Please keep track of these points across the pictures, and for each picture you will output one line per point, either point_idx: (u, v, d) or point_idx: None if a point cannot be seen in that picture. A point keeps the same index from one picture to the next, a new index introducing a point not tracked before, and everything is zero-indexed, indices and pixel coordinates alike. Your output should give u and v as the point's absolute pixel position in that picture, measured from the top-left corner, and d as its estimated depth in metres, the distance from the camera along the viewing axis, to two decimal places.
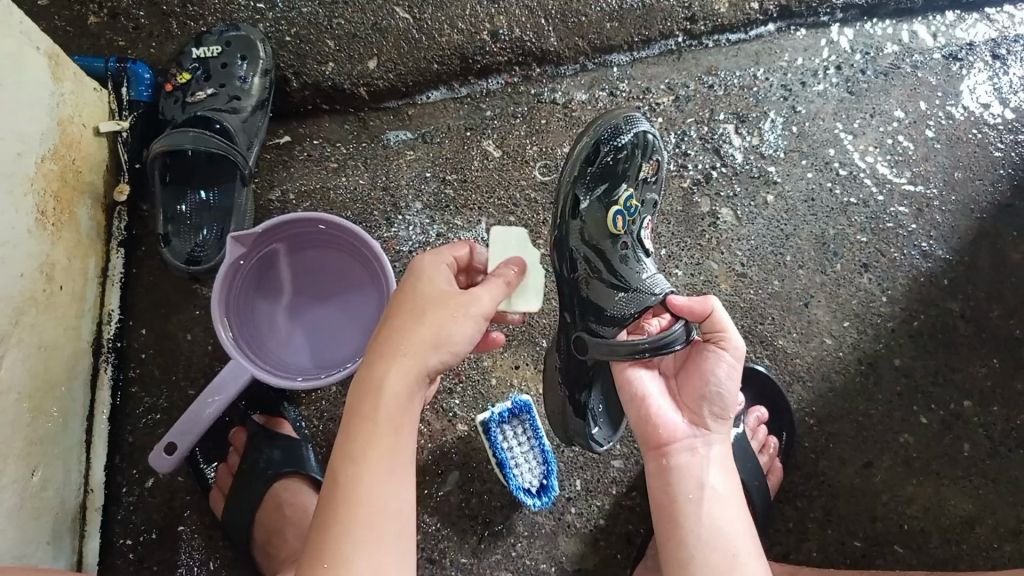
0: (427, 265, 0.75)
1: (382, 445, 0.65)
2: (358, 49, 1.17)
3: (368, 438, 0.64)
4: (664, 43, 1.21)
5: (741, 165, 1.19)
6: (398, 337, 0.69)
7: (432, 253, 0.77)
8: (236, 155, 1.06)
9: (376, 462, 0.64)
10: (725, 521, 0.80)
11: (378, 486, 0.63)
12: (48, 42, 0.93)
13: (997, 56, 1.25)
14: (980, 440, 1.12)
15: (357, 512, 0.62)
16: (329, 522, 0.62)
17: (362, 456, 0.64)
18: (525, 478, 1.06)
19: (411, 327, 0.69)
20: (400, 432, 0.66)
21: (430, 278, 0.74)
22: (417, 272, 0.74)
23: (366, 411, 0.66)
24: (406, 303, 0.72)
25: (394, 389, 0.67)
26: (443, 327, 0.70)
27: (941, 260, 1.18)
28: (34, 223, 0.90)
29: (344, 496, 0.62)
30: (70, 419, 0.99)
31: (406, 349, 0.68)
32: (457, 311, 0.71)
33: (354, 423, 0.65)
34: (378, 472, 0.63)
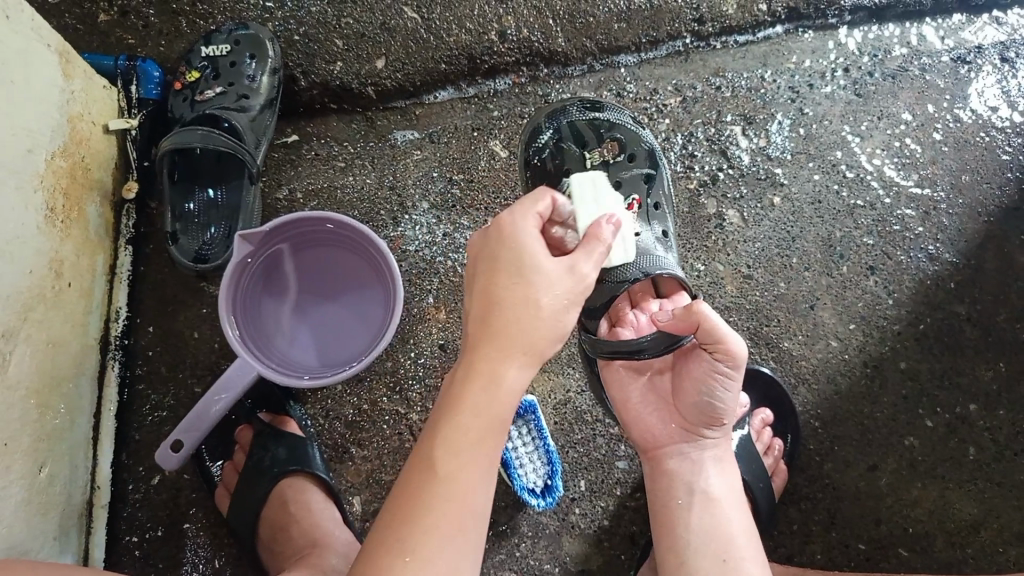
0: (526, 234, 0.71)
1: (489, 445, 0.65)
2: (366, 48, 1.17)
3: (481, 437, 0.65)
4: (672, 44, 1.21)
5: (748, 167, 1.19)
6: (515, 329, 0.67)
7: (525, 215, 0.73)
8: (244, 153, 1.07)
9: (479, 460, 0.64)
10: (713, 526, 0.83)
11: (478, 488, 0.63)
12: (58, 39, 0.93)
13: (1005, 59, 1.24)
14: (986, 444, 1.12)
15: (451, 510, 0.62)
16: (422, 511, 0.61)
17: (468, 453, 0.63)
18: (530, 477, 1.08)
19: (529, 320, 0.68)
20: (502, 435, 0.66)
21: (537, 253, 0.70)
22: (522, 244, 0.70)
23: (480, 405, 0.65)
24: (518, 281, 0.69)
25: (509, 389, 0.67)
26: (560, 323, 0.69)
27: (948, 263, 1.17)
28: (43, 220, 0.90)
29: (444, 490, 0.62)
30: (77, 415, 0.99)
31: (525, 345, 0.67)
32: (566, 300, 0.69)
33: (471, 415, 0.65)
34: (478, 474, 0.64)
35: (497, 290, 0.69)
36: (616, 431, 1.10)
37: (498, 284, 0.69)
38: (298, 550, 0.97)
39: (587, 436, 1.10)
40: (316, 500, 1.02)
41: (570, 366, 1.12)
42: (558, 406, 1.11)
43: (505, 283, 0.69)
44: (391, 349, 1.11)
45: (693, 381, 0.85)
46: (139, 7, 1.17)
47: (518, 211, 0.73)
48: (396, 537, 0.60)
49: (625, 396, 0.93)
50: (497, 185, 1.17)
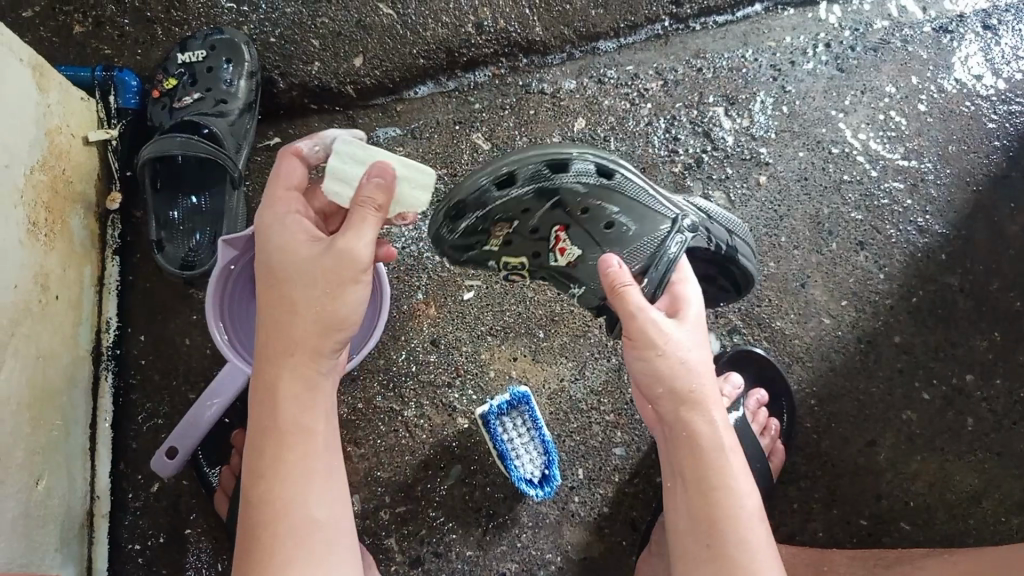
0: (274, 235, 0.75)
1: (294, 450, 0.72)
2: (344, 47, 1.16)
3: (277, 451, 0.72)
4: (650, 28, 1.21)
5: (732, 147, 1.19)
6: (277, 347, 0.73)
7: (282, 204, 0.77)
8: (225, 158, 1.06)
9: (290, 468, 0.72)
10: (694, 506, 0.75)
11: (296, 491, 0.71)
12: (32, 54, 0.93)
13: (987, 26, 1.24)
14: (983, 414, 1.12)
15: (286, 531, 0.70)
16: (258, 535, 0.71)
17: (276, 472, 0.71)
18: (527, 469, 1.07)
19: (289, 321, 0.72)
20: (306, 426, 0.73)
21: (297, 247, 0.73)
22: (274, 243, 0.74)
23: (268, 421, 0.73)
24: (278, 293, 0.73)
25: (285, 394, 0.73)
26: (322, 308, 0.72)
27: (937, 234, 1.17)
28: (25, 234, 0.91)
29: (272, 505, 0.71)
30: (73, 427, 1.00)
31: (291, 352, 0.72)
32: (333, 293, 0.71)
33: (262, 436, 0.73)
34: (298, 480, 0.72)
35: (266, 303, 0.74)
36: (611, 417, 1.10)
37: (270, 300, 0.73)
38: None
39: (583, 424, 1.10)
40: None
41: (563, 356, 1.12)
42: (552, 395, 1.11)
43: (273, 299, 0.73)
44: (382, 347, 1.12)
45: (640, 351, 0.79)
46: (114, 17, 1.17)
47: (269, 211, 0.77)
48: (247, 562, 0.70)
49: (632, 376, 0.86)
50: None
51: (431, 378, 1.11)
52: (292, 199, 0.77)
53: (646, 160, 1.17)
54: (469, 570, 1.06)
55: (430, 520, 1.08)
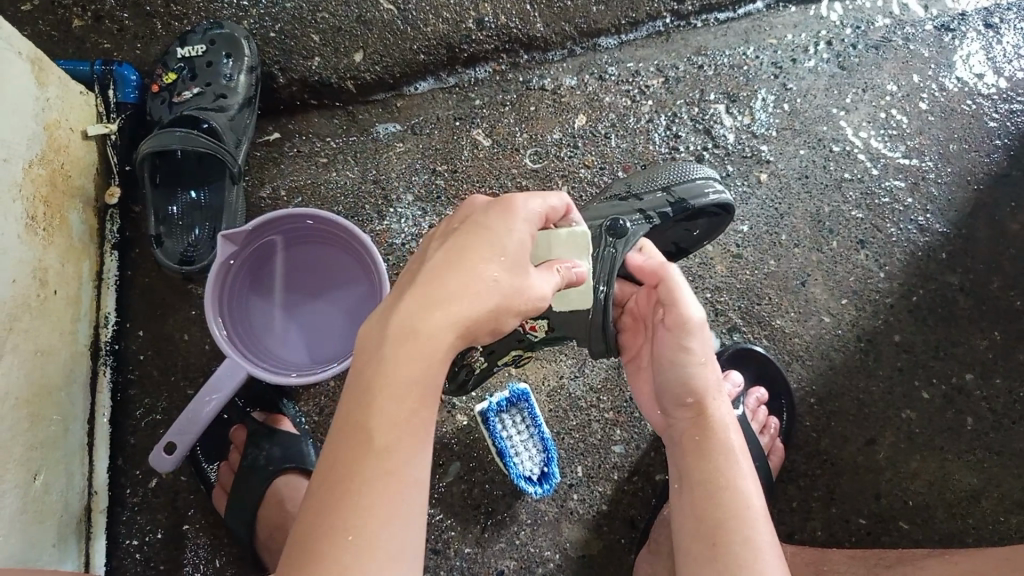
0: (515, 214, 0.67)
1: (411, 415, 0.58)
2: (344, 42, 1.16)
3: (413, 403, 0.58)
4: (652, 25, 1.20)
5: (733, 145, 1.18)
6: (450, 300, 0.61)
7: (528, 199, 0.69)
8: (225, 153, 1.06)
9: (415, 431, 0.58)
10: (700, 502, 0.75)
11: (407, 458, 0.57)
12: (31, 48, 0.93)
13: (990, 25, 1.23)
14: (983, 413, 1.12)
15: (387, 500, 0.55)
16: (339, 489, 0.55)
17: (400, 427, 0.57)
18: (526, 466, 1.06)
19: (464, 290, 0.62)
20: (429, 396, 0.59)
21: (519, 230, 0.67)
22: (512, 218, 0.67)
23: (413, 366, 0.59)
24: (485, 258, 0.64)
25: (442, 352, 0.60)
26: (504, 306, 0.64)
27: (938, 233, 1.17)
28: (24, 229, 0.90)
29: (371, 465, 0.55)
30: (71, 423, 0.99)
31: (465, 317, 0.62)
32: (525, 304, 0.65)
33: (387, 385, 0.58)
34: (408, 446, 0.57)
35: (450, 257, 0.64)
36: (611, 415, 1.10)
37: (461, 253, 0.64)
38: None
39: (582, 422, 1.10)
40: None
41: (563, 353, 1.12)
42: (552, 393, 1.11)
43: (471, 254, 0.64)
44: None
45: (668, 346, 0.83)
46: (113, 12, 1.17)
47: (527, 198, 0.69)
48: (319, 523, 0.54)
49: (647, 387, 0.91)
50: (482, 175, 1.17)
51: None
52: (550, 201, 0.71)
53: (646, 157, 1.17)
54: (467, 568, 1.06)
55: (429, 516, 1.07)
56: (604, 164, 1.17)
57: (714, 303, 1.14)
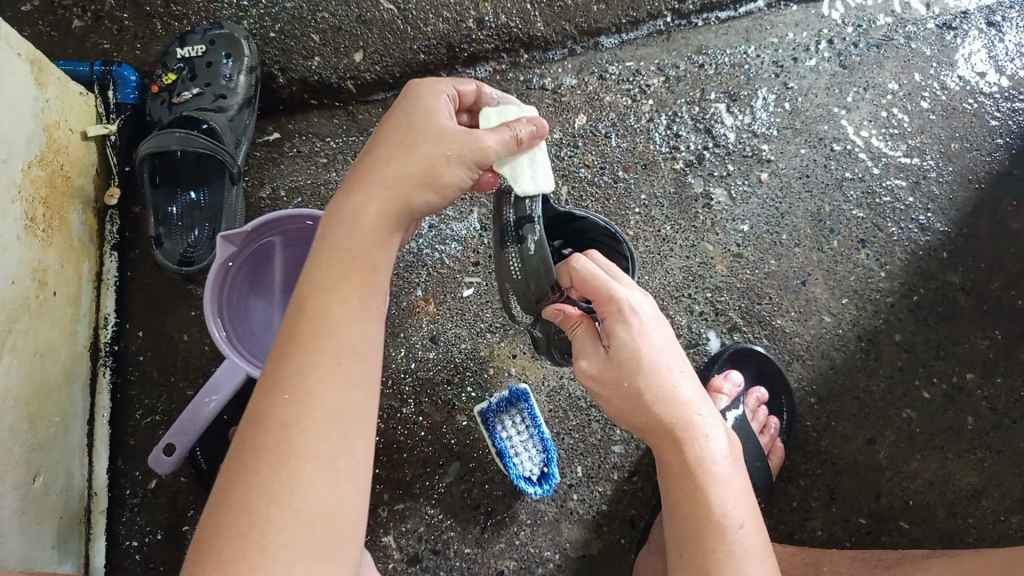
0: (426, 92, 0.74)
1: (358, 280, 0.64)
2: (344, 41, 1.16)
3: (345, 272, 0.64)
4: (653, 24, 1.20)
5: (734, 144, 1.18)
6: (379, 169, 0.68)
7: (439, 85, 0.76)
8: (224, 154, 1.05)
9: (349, 298, 0.63)
10: (678, 516, 0.73)
11: (349, 327, 0.62)
12: (30, 48, 0.93)
13: (992, 23, 1.23)
14: (984, 413, 1.11)
15: (329, 394, 0.59)
16: (270, 420, 0.58)
17: (339, 294, 0.63)
18: (526, 466, 1.07)
19: (395, 162, 0.68)
20: (377, 271, 0.66)
21: (432, 103, 0.73)
22: (420, 97, 0.73)
23: (342, 240, 0.65)
24: (406, 130, 0.70)
25: (377, 230, 0.67)
26: (440, 168, 0.69)
27: (939, 232, 1.16)
28: (23, 230, 0.90)
29: (314, 331, 0.61)
30: (70, 423, 1.00)
31: (393, 181, 0.68)
32: (453, 149, 0.69)
33: (332, 256, 0.64)
34: (349, 316, 0.62)
35: (379, 142, 0.70)
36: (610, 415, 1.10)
37: (380, 135, 0.71)
38: None
39: (582, 422, 1.10)
40: None
41: None
42: (552, 393, 1.11)
43: (394, 135, 0.70)
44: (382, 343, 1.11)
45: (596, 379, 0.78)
46: (113, 12, 1.17)
47: (439, 82, 0.76)
48: (250, 459, 0.57)
49: None
50: None
51: (430, 375, 1.11)
52: (457, 84, 0.77)
53: (646, 156, 1.17)
54: (467, 567, 1.06)
55: (428, 516, 1.07)
56: (604, 164, 1.17)
57: (715, 303, 1.14)
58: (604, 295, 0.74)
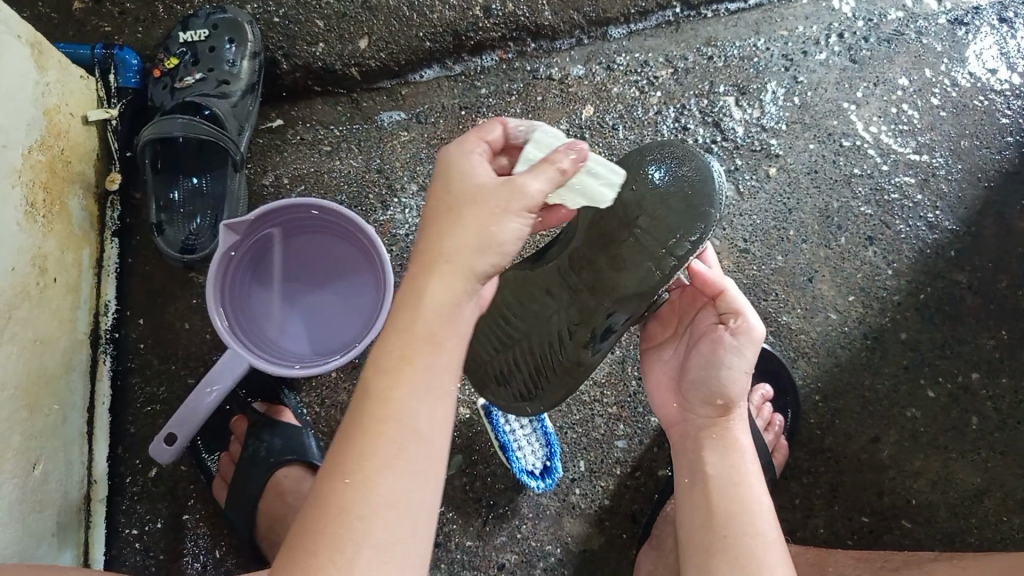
0: (454, 156, 0.70)
1: (421, 356, 0.62)
2: (349, 28, 1.14)
3: (405, 356, 0.62)
4: (662, 14, 1.18)
5: (742, 138, 1.17)
6: (435, 248, 0.65)
7: (468, 140, 0.72)
8: (227, 141, 1.04)
9: (409, 379, 0.62)
10: (718, 500, 0.80)
11: (410, 406, 0.61)
12: (31, 31, 0.91)
13: (1004, 19, 1.22)
14: (988, 412, 1.11)
15: (383, 478, 0.58)
16: (325, 506, 0.58)
17: (396, 371, 0.62)
18: (528, 460, 1.07)
19: (448, 230, 0.66)
20: (438, 347, 0.63)
21: (471, 168, 0.69)
22: (462, 161, 0.69)
23: (402, 324, 0.64)
24: (442, 203, 0.67)
25: (434, 302, 0.64)
26: (484, 226, 0.65)
27: (947, 230, 1.16)
28: (23, 216, 0.89)
29: (377, 409, 0.60)
30: (70, 412, 0.99)
31: (447, 259, 0.65)
32: (495, 206, 0.65)
33: (395, 334, 0.63)
34: (412, 393, 0.61)
35: (427, 214, 0.69)
36: (614, 410, 1.09)
37: (429, 202, 0.69)
38: None
39: (585, 416, 1.09)
40: None
41: None
42: None
43: (438, 208, 0.68)
44: None
45: (707, 354, 0.85)
46: None
47: (465, 137, 0.73)
48: (309, 521, 0.58)
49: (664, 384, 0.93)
50: None
51: None
52: (485, 135, 0.74)
53: None
54: (468, 561, 1.06)
55: None
56: (611, 156, 1.15)
57: None
58: (719, 290, 0.87)
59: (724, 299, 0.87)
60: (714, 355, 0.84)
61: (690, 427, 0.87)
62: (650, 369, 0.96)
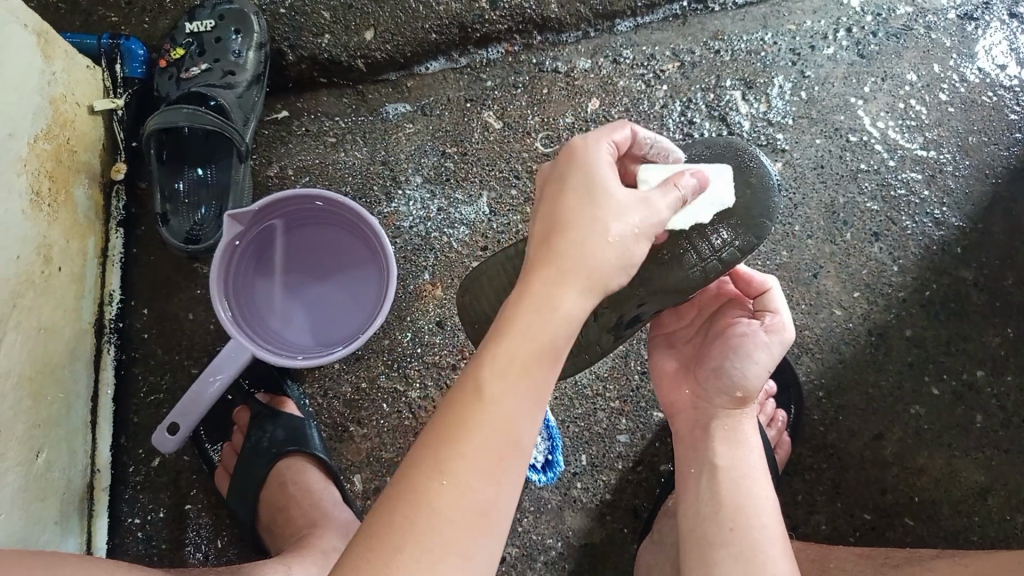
0: (597, 158, 0.69)
1: (540, 367, 0.61)
2: (354, 19, 1.14)
3: (530, 364, 0.60)
4: (669, 8, 1.18)
5: (748, 133, 1.16)
6: (578, 256, 0.64)
7: (600, 138, 0.72)
8: (232, 132, 1.03)
9: (527, 391, 0.60)
10: (726, 490, 0.81)
11: (523, 417, 0.59)
12: (37, 20, 0.91)
13: (1014, 15, 1.21)
14: (994, 410, 1.10)
15: (480, 487, 0.57)
16: (421, 501, 0.56)
17: (516, 377, 0.60)
18: (530, 453, 1.08)
19: (588, 241, 0.64)
20: (554, 361, 0.62)
21: (606, 173, 0.68)
22: (598, 166, 0.69)
23: (531, 328, 0.61)
24: (579, 207, 0.66)
25: (561, 316, 0.62)
26: (619, 246, 0.65)
27: (954, 227, 1.15)
28: (28, 205, 0.89)
29: (487, 411, 0.58)
30: (73, 400, 0.99)
31: (584, 273, 0.64)
32: (632, 227, 0.66)
33: (519, 334, 0.61)
34: (524, 401, 0.60)
35: (563, 211, 0.66)
36: (617, 404, 1.09)
37: (559, 202, 0.67)
38: (297, 529, 0.97)
39: (587, 410, 1.09)
40: (314, 480, 1.01)
41: None
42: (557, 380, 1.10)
43: (574, 210, 0.66)
44: (388, 327, 1.10)
45: (734, 345, 0.86)
46: None
47: (602, 135, 0.72)
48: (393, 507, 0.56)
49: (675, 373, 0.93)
50: (491, 158, 1.15)
51: (437, 359, 1.09)
52: (616, 134, 0.74)
53: None
54: None
55: None
56: None
57: None
58: (761, 291, 0.90)
59: (768, 299, 0.89)
60: (744, 346, 0.85)
61: (704, 417, 0.87)
62: (660, 354, 0.96)
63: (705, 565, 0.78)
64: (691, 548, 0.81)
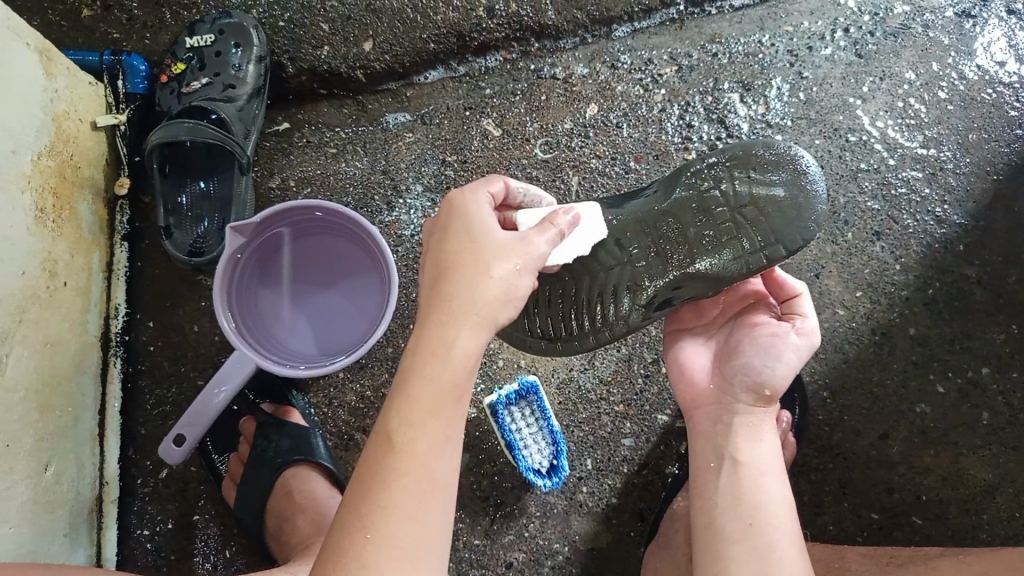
0: (473, 208, 0.72)
1: (445, 405, 0.63)
2: (353, 30, 1.14)
3: (435, 405, 0.62)
4: (665, 12, 1.18)
5: (747, 135, 1.16)
6: (466, 293, 0.65)
7: (475, 192, 0.75)
8: (233, 145, 1.04)
9: (435, 430, 0.62)
10: (746, 486, 0.82)
11: (433, 456, 0.61)
12: (39, 38, 0.92)
13: (1012, 11, 1.21)
14: (999, 408, 1.10)
15: (404, 531, 0.59)
16: (347, 558, 0.57)
17: (423, 420, 0.62)
18: (535, 458, 1.06)
19: (476, 279, 0.66)
20: (459, 397, 0.64)
21: (485, 221, 0.71)
22: (476, 215, 0.71)
23: (430, 371, 0.63)
24: (459, 250, 0.68)
25: (461, 352, 0.64)
26: (506, 281, 0.66)
27: (955, 225, 1.15)
28: (33, 220, 0.90)
29: (396, 460, 0.60)
30: (81, 413, 1.00)
31: (474, 309, 0.65)
32: (518, 262, 0.67)
33: (417, 380, 0.63)
34: (434, 440, 0.62)
35: (445, 256, 0.68)
36: (621, 408, 1.09)
37: (442, 249, 0.69)
38: (303, 538, 0.99)
39: (592, 415, 1.09)
40: (320, 489, 1.03)
41: None
42: (561, 385, 1.10)
43: (455, 254, 0.68)
44: (391, 335, 1.10)
45: (768, 340, 0.85)
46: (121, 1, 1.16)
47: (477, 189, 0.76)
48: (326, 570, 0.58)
49: (697, 369, 0.92)
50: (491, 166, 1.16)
51: None
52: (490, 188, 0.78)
53: (658, 147, 1.16)
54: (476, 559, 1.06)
55: None
56: (615, 154, 1.16)
57: None
58: (792, 297, 0.91)
59: (799, 304, 0.90)
60: (778, 342, 0.85)
61: (726, 412, 0.86)
62: (680, 350, 0.95)
63: (717, 560, 0.79)
64: (706, 540, 0.81)
